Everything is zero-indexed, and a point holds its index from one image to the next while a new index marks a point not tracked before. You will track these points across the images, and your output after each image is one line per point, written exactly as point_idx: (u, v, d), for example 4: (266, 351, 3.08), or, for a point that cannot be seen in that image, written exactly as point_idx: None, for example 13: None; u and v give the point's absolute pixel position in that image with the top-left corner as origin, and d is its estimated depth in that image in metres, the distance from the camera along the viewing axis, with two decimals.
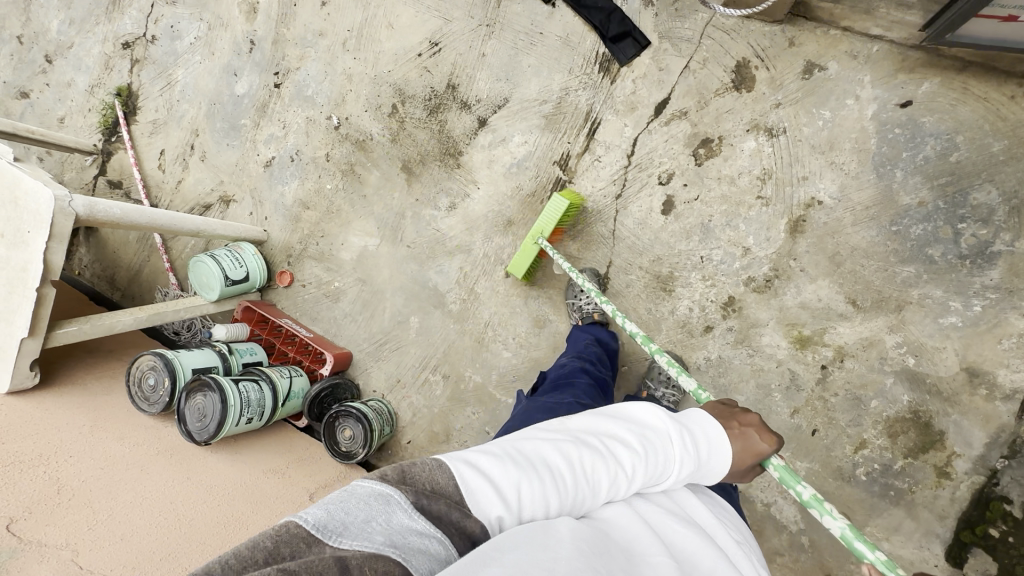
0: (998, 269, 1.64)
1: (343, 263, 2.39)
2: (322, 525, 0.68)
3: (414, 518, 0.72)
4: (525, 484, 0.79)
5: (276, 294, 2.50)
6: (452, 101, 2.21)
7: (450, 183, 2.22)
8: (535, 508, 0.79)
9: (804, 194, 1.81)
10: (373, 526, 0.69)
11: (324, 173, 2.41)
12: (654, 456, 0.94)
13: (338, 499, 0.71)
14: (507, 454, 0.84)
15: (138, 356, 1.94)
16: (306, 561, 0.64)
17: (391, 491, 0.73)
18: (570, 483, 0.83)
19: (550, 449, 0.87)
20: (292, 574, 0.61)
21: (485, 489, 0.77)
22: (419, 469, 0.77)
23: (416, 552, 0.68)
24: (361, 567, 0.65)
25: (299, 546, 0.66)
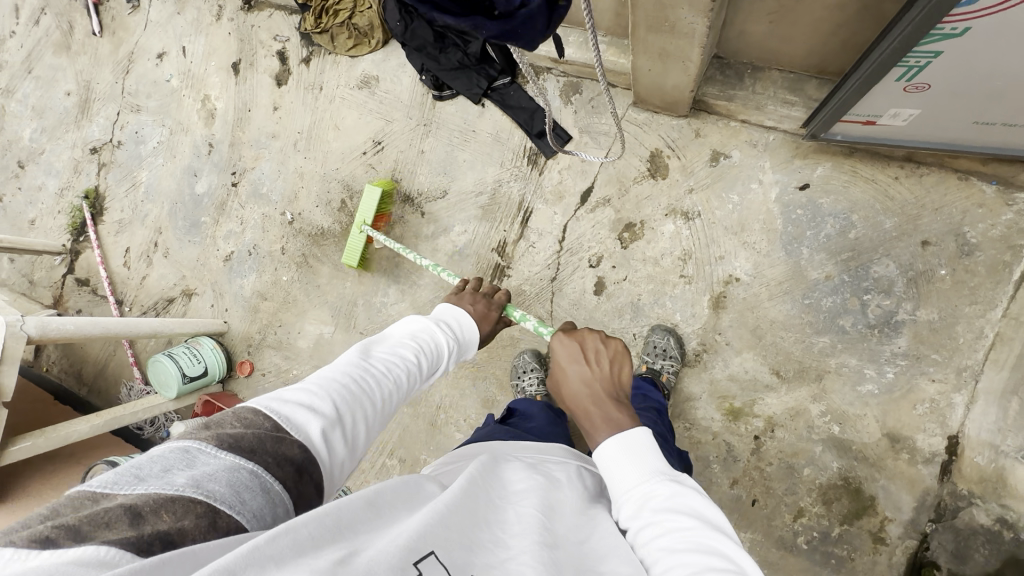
0: (905, 337, 1.74)
1: (300, 350, 2.46)
2: (109, 484, 0.70)
3: (219, 457, 0.76)
4: (331, 397, 0.97)
5: (236, 384, 2.55)
6: (397, 195, 2.35)
7: (398, 272, 2.33)
8: (352, 413, 0.98)
9: (722, 272, 1.92)
10: (172, 474, 0.72)
11: (279, 265, 2.52)
12: (428, 348, 1.24)
13: (133, 461, 0.74)
14: (314, 389, 0.97)
15: (92, 466, 1.97)
16: (90, 512, 0.65)
17: (190, 441, 0.77)
18: (368, 388, 1.04)
19: (348, 374, 1.05)
20: (72, 526, 0.62)
21: (294, 413, 0.90)
22: (227, 421, 0.83)
23: (226, 488, 0.72)
24: (155, 513, 0.66)
25: (86, 503, 0.67)
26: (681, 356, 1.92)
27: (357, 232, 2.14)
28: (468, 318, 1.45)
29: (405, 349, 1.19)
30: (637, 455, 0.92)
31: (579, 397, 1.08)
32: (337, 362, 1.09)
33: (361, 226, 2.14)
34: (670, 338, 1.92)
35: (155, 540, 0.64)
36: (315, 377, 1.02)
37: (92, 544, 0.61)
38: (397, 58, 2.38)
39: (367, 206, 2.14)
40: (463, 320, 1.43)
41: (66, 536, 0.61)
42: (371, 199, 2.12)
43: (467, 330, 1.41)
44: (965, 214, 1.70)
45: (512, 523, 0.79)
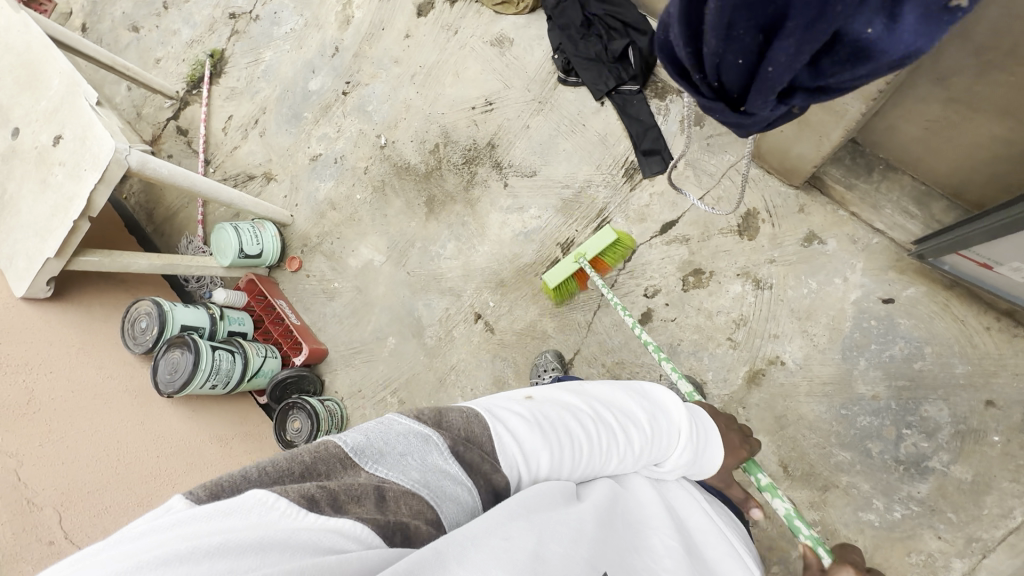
0: (928, 485, 1.67)
1: (348, 267, 2.57)
2: (358, 449, 0.81)
3: (447, 462, 0.84)
4: (550, 453, 0.93)
5: (281, 275, 2.68)
6: (488, 158, 2.38)
7: (462, 230, 2.38)
8: (549, 472, 0.94)
9: (770, 350, 1.88)
10: (407, 461, 0.83)
11: (357, 183, 2.61)
12: (660, 441, 1.10)
13: (377, 429, 0.85)
14: (527, 421, 0.96)
15: (139, 299, 2.13)
16: (345, 483, 0.77)
17: (430, 433, 0.86)
18: (582, 448, 0.98)
19: (592, 434, 1.00)
20: (330, 493, 0.74)
21: (509, 452, 0.90)
22: (455, 416, 0.91)
23: (445, 491, 0.81)
24: (395, 501, 0.78)
25: (335, 466, 0.79)
26: None
27: (570, 260, 2.03)
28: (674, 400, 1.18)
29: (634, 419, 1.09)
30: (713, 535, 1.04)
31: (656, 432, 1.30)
32: (570, 404, 1.06)
33: (577, 257, 2.02)
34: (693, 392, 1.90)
35: (397, 531, 0.76)
36: (564, 415, 1.01)
37: (347, 518, 0.72)
38: (538, 29, 2.37)
39: (594, 241, 2.03)
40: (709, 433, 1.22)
41: (326, 501, 0.73)
42: (606, 239, 2.02)
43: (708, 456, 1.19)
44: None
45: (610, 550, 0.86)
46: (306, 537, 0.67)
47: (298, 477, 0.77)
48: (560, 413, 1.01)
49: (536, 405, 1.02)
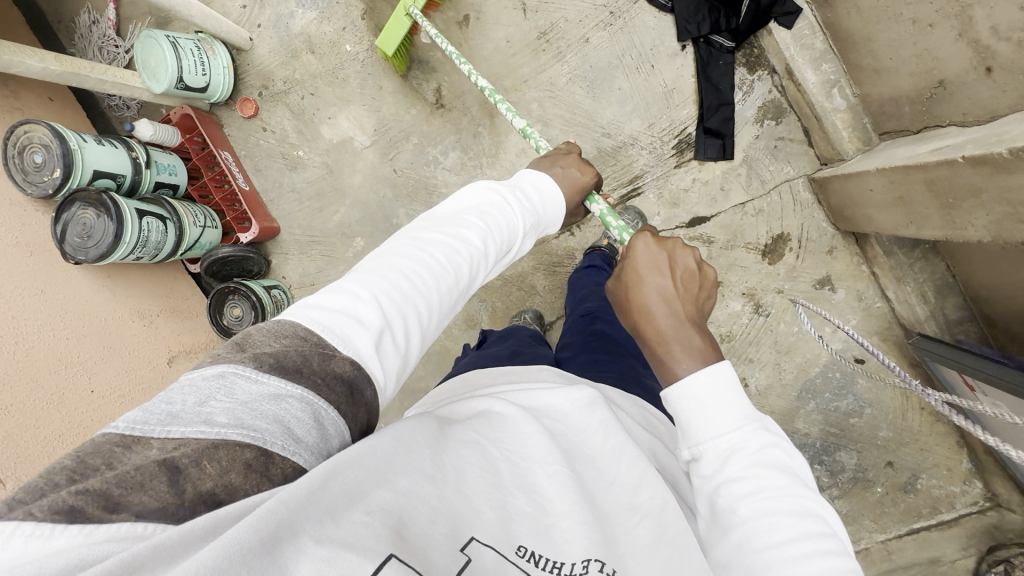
0: None
1: (320, 137, 2.10)
2: (136, 425, 0.56)
3: (262, 383, 0.62)
4: (382, 302, 0.79)
5: (229, 116, 2.14)
6: (526, 62, 1.92)
7: (471, 142, 2.00)
8: (400, 318, 0.79)
9: (740, 371, 1.96)
10: (210, 408, 0.58)
11: (349, 28, 2.01)
12: (495, 233, 1.01)
13: (157, 398, 0.60)
14: (363, 295, 0.79)
15: (33, 120, 1.59)
16: (122, 468, 0.51)
17: (226, 366, 0.62)
18: (416, 277, 0.86)
19: (420, 270, 0.87)
20: (98, 491, 0.48)
21: (340, 320, 0.73)
22: (257, 335, 0.68)
23: (270, 422, 0.59)
24: (199, 465, 0.54)
25: (113, 453, 0.53)
26: None
27: (402, 13, 1.75)
28: (547, 185, 1.23)
29: (450, 236, 0.95)
30: (729, 395, 0.82)
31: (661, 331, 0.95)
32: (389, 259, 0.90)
33: (406, 6, 1.74)
34: None
35: (201, 504, 0.52)
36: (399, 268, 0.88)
37: (124, 517, 0.48)
38: None
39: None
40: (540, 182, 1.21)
41: (116, 483, 0.50)
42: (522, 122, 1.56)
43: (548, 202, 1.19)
44: (935, 465, 1.88)
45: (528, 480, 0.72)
46: (62, 560, 0.42)
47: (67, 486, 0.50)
48: (394, 267, 0.86)
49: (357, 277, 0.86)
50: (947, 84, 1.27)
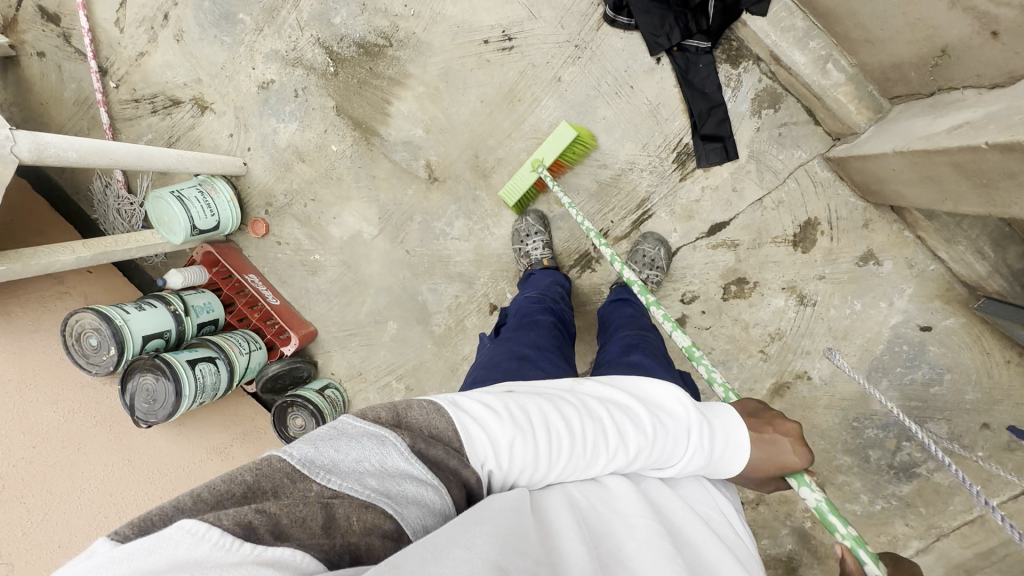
0: (910, 486, 1.87)
1: (330, 237, 2.16)
2: (310, 460, 0.61)
3: (410, 463, 0.65)
4: (516, 446, 0.71)
5: (244, 239, 2.24)
6: (505, 116, 1.90)
7: (472, 207, 2.01)
8: (521, 475, 0.72)
9: (800, 365, 1.88)
10: (364, 470, 0.63)
11: (331, 129, 2.06)
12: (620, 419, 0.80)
13: (327, 433, 0.65)
14: (501, 406, 0.74)
15: (78, 309, 1.72)
16: (292, 502, 0.58)
17: (390, 434, 0.65)
18: (574, 453, 0.74)
19: (579, 449, 0.75)
20: (271, 517, 0.55)
21: (474, 440, 0.69)
22: (417, 412, 0.70)
23: (413, 510, 0.63)
24: (348, 518, 0.59)
25: (281, 482, 0.60)
26: None
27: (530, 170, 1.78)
28: (742, 437, 0.91)
29: (596, 397, 0.83)
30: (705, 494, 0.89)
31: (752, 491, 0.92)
32: (590, 400, 0.81)
33: (534, 164, 1.77)
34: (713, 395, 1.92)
35: (343, 555, 0.58)
36: (587, 425, 0.77)
37: (288, 547, 0.54)
38: None
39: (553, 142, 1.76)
40: (732, 426, 0.92)
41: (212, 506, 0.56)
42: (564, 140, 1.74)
43: (731, 450, 0.90)
44: None
45: (617, 532, 0.70)
46: None
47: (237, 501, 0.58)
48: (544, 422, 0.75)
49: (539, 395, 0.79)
50: (950, 50, 1.18)
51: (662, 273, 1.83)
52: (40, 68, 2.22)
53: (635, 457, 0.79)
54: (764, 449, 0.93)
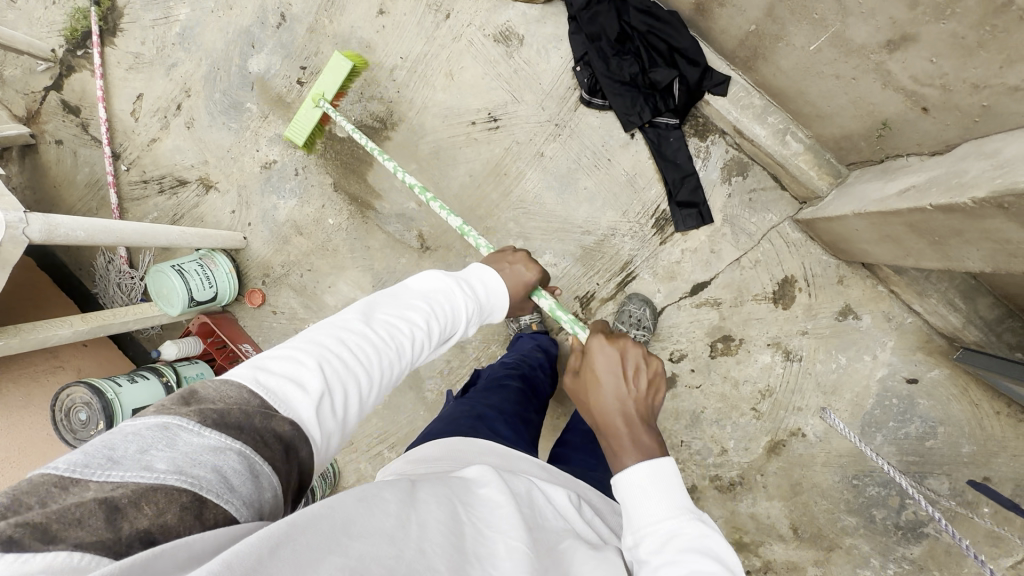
0: (920, 547, 1.81)
1: (325, 306, 2.21)
2: (80, 466, 0.53)
3: (205, 437, 0.58)
4: (322, 368, 0.75)
5: (240, 309, 2.29)
6: (493, 188, 2.02)
7: (463, 273, 2.09)
8: (345, 384, 0.76)
9: (793, 422, 1.87)
10: (153, 455, 0.55)
11: (329, 204, 2.17)
12: (431, 319, 0.94)
13: (101, 438, 0.56)
14: (305, 358, 0.75)
15: (70, 383, 1.72)
16: (61, 505, 0.49)
17: (172, 417, 0.58)
18: (377, 347, 0.84)
19: (382, 345, 0.84)
20: (39, 524, 0.47)
21: (283, 385, 0.70)
22: (207, 390, 0.64)
23: (214, 475, 0.56)
24: (136, 505, 0.52)
25: (50, 493, 0.51)
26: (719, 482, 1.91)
27: (312, 105, 1.93)
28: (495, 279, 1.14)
29: (398, 321, 0.89)
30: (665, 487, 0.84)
31: (609, 413, 0.99)
32: (377, 314, 0.90)
33: (316, 99, 1.92)
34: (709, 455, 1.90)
35: (135, 542, 0.50)
36: (378, 323, 0.88)
37: (61, 550, 0.46)
38: (556, 20, 1.92)
39: (326, 80, 1.94)
40: (664, 477, 0.86)
41: (33, 537, 0.46)
42: (336, 72, 1.91)
43: (492, 294, 1.11)
44: None
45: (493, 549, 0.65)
46: None
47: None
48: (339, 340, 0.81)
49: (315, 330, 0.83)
50: (891, 124, 1.31)
51: (649, 333, 1.87)
52: (56, 155, 2.37)
53: (430, 328, 0.93)
54: (615, 362, 1.04)
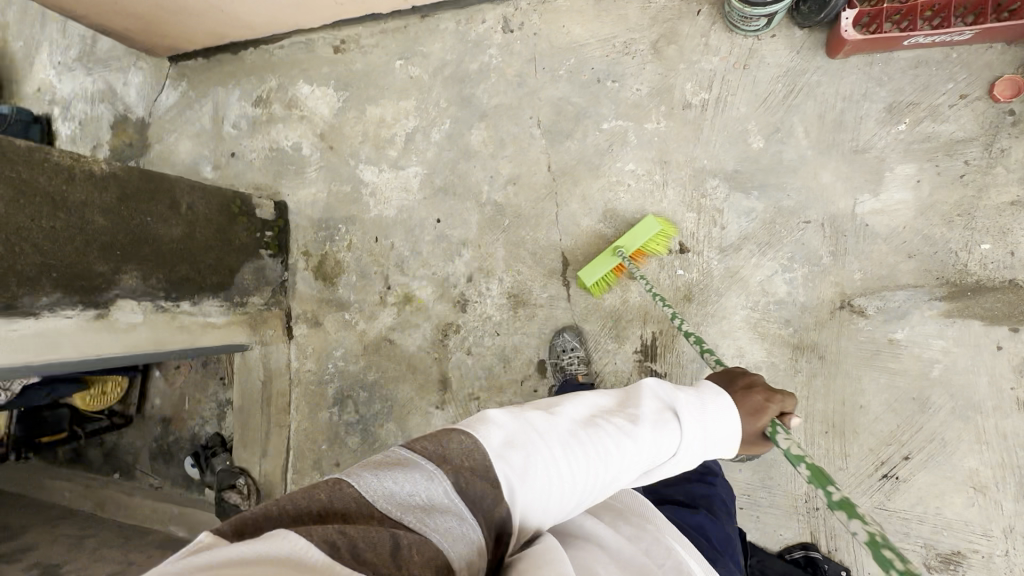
0: (327, 392, 2.39)
1: (902, 158, 1.73)
2: (367, 488, 0.74)
3: (448, 493, 0.76)
4: (527, 449, 0.86)
5: (1010, 59, 1.65)
6: (826, 407, 1.78)
7: (782, 310, 1.82)
8: (545, 469, 0.85)
9: (447, 406, 2.22)
10: (415, 500, 0.75)
11: (1005, 259, 1.64)
12: (650, 429, 0.96)
13: (376, 463, 0.80)
14: (513, 426, 0.89)
15: None
16: (360, 530, 0.67)
17: (428, 468, 0.78)
18: (591, 473, 0.88)
19: (580, 444, 0.90)
20: (347, 539, 0.64)
21: (492, 447, 0.83)
22: (455, 440, 0.83)
23: (448, 529, 0.73)
24: (409, 550, 0.68)
25: (346, 503, 0.72)
26: (455, 326, 2.22)
27: None
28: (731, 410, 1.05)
29: (585, 416, 0.97)
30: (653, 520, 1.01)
31: None
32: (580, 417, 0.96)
33: None
34: (476, 337, 2.19)
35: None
36: (592, 433, 0.92)
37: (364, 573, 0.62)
38: None
39: None
40: (724, 404, 1.05)
41: (345, 550, 0.63)
42: None
43: (728, 415, 1.04)
44: None
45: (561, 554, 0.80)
46: None
47: (310, 514, 0.70)
48: (542, 425, 0.91)
49: (543, 415, 0.93)
50: None
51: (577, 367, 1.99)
52: None
53: (633, 448, 0.93)
54: None
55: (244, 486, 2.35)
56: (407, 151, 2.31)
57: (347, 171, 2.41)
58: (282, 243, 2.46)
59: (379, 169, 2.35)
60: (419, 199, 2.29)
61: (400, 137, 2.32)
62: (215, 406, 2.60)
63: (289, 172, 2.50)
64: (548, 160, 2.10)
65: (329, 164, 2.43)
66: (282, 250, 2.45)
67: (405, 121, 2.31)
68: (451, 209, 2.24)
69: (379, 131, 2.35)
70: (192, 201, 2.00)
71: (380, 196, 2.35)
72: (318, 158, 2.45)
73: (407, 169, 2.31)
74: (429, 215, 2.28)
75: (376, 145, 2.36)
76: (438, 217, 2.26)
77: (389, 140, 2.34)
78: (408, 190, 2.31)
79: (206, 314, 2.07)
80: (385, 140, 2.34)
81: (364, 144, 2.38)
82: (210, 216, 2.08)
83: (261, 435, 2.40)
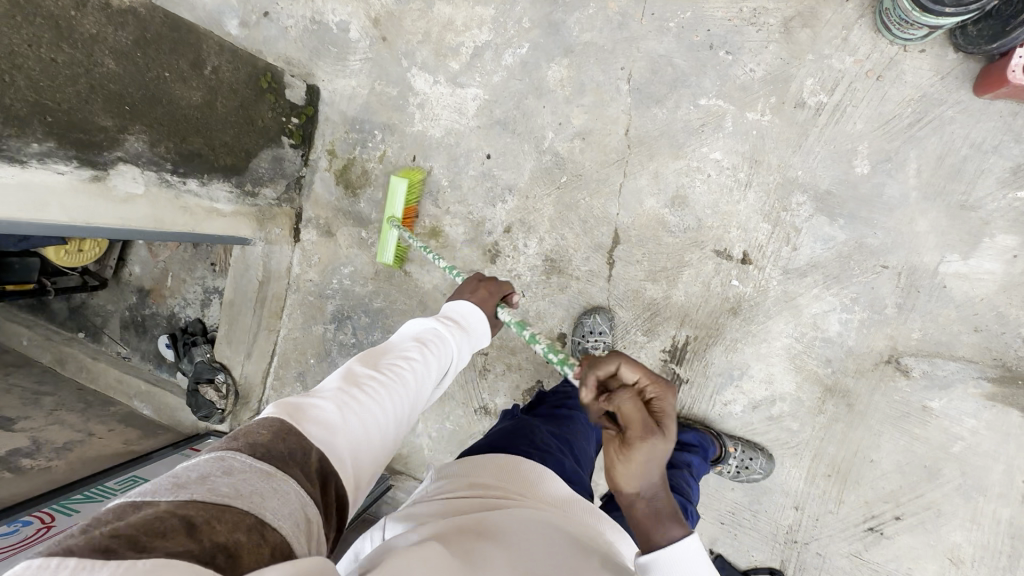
0: (325, 307, 2.24)
1: (1008, 227, 1.60)
2: (149, 491, 0.61)
3: (256, 466, 0.68)
4: (338, 408, 0.85)
5: None
6: (837, 452, 1.76)
7: (826, 349, 1.75)
8: (357, 419, 0.85)
9: None
10: (221, 481, 0.64)
11: None
12: (427, 349, 1.08)
13: (164, 477, 0.64)
14: (320, 395, 0.86)
15: None
16: (145, 520, 0.55)
17: (227, 453, 0.68)
18: (399, 412, 0.94)
19: (383, 391, 0.93)
20: (125, 539, 0.52)
21: (298, 416, 0.80)
22: (261, 425, 0.75)
23: (266, 495, 0.65)
24: (217, 526, 0.58)
25: (124, 510, 0.58)
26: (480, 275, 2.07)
27: None
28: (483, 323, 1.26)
29: (381, 362, 1.00)
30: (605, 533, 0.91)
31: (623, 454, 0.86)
32: (372, 365, 0.99)
33: None
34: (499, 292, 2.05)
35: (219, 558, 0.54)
36: (388, 374, 0.97)
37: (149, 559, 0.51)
38: None
39: None
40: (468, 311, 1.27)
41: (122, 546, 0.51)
42: None
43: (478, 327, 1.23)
44: (291, 402, 2.27)
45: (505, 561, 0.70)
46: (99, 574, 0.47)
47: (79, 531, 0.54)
48: (353, 388, 0.90)
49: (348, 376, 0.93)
50: None
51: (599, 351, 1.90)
52: None
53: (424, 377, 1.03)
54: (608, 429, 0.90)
55: (222, 385, 2.25)
56: (470, 67, 2.02)
57: (395, 71, 2.10)
58: (308, 134, 2.19)
59: (434, 79, 2.06)
60: (472, 127, 2.04)
61: (466, 49, 2.02)
62: (200, 290, 2.43)
63: (328, 54, 2.17)
64: (628, 124, 1.87)
65: (377, 57, 2.12)
66: (305, 143, 2.18)
67: (477, 31, 2.00)
68: (505, 148, 2.01)
69: (444, 34, 2.04)
70: (217, 63, 1.70)
71: (428, 111, 2.08)
72: (365, 46, 2.13)
73: (465, 88, 2.03)
74: (478, 148, 2.04)
75: (436, 50, 2.05)
76: (489, 152, 2.03)
77: (453, 48, 2.03)
78: (462, 112, 2.04)
79: (213, 199, 1.85)
80: (448, 47, 2.04)
81: (423, 45, 2.06)
82: (234, 87, 1.79)
83: (246, 334, 2.26)
